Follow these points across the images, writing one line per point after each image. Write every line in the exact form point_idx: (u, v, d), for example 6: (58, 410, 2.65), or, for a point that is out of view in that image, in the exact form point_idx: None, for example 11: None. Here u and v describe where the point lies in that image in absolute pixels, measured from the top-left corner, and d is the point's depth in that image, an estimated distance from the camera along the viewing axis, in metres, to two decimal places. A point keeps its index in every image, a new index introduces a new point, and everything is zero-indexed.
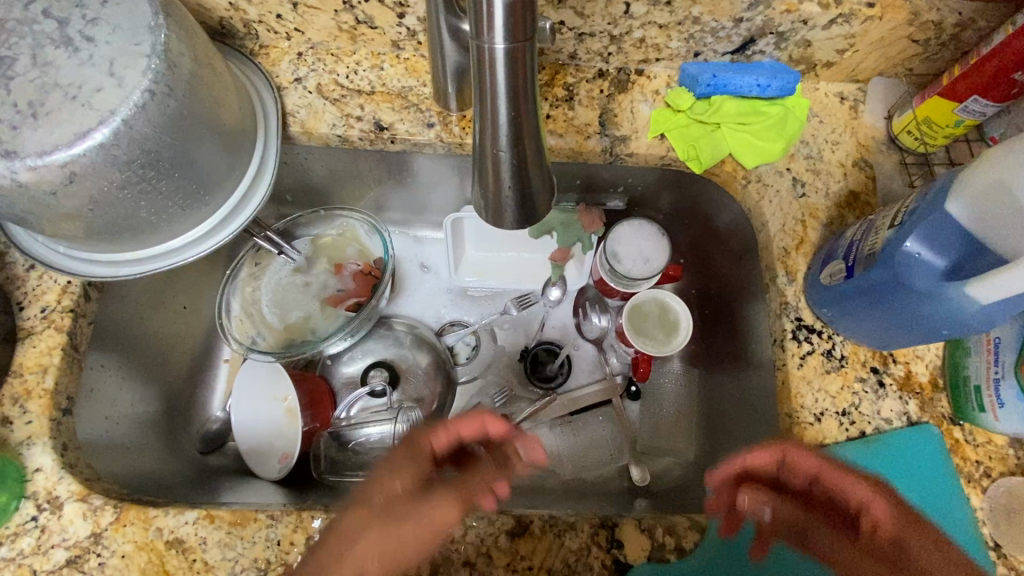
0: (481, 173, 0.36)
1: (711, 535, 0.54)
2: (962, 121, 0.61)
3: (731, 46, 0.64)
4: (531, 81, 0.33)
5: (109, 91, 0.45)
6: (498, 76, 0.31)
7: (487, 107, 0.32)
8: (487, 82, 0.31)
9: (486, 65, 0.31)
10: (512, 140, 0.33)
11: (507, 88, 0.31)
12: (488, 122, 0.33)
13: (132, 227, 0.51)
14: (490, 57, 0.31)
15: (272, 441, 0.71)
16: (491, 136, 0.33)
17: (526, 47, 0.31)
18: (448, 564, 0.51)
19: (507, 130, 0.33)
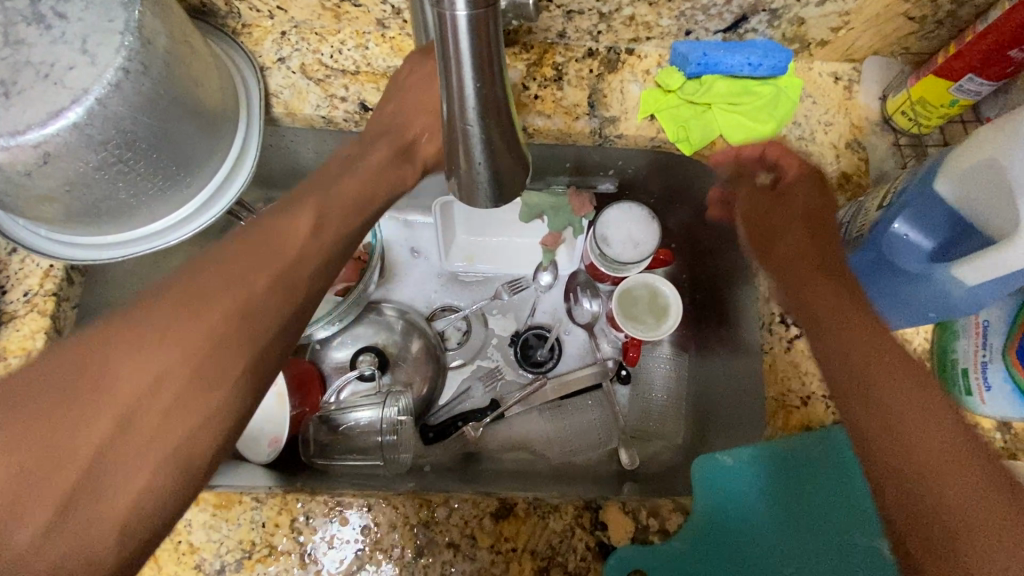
0: (451, 152, 0.33)
1: (694, 517, 0.54)
2: (957, 100, 0.60)
3: (723, 24, 0.62)
4: (499, 48, 0.29)
5: (81, 69, 0.44)
6: (461, 46, 0.28)
7: (452, 79, 0.30)
8: (450, 52, 0.28)
9: (447, 33, 0.28)
10: (481, 113, 0.31)
11: (472, 59, 0.28)
12: (453, 95, 0.30)
13: (111, 209, 0.51)
14: (451, 25, 0.27)
15: (261, 424, 0.70)
16: (458, 111, 0.30)
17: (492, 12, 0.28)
18: (433, 545, 0.52)
19: (475, 105, 0.30)
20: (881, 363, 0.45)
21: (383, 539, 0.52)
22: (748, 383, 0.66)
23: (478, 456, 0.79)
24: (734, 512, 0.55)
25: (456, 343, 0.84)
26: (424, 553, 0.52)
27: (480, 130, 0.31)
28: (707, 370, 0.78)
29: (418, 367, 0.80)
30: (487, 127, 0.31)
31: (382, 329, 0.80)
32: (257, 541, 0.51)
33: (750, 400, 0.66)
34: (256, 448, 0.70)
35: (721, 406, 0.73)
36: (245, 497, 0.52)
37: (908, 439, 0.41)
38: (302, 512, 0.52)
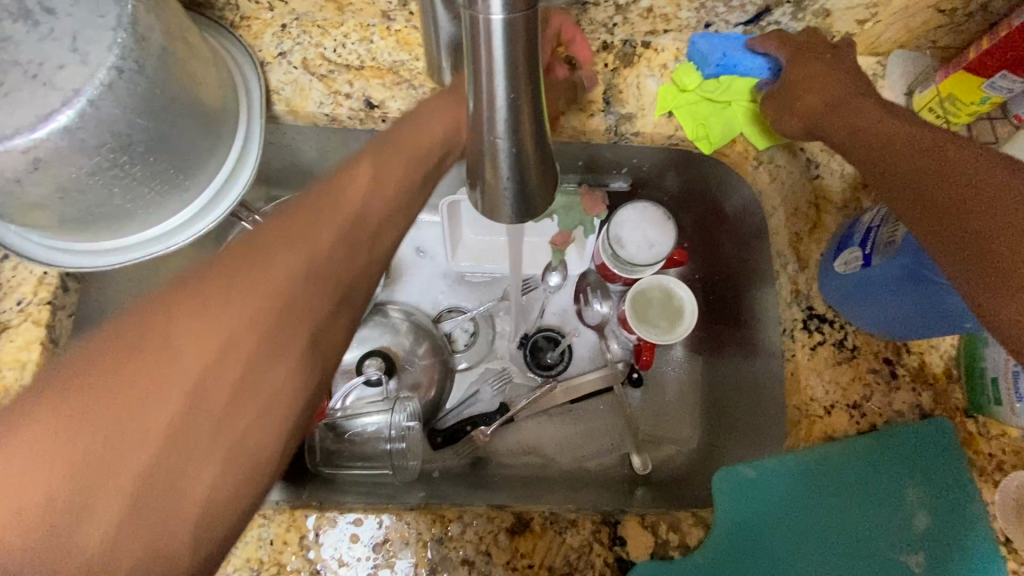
0: (473, 161, 0.31)
1: (716, 531, 0.52)
2: (988, 98, 0.58)
3: (745, 16, 0.60)
4: (538, 56, 0.27)
5: (72, 68, 0.41)
6: (495, 56, 0.26)
7: (482, 89, 0.27)
8: (481, 61, 0.26)
9: (481, 38, 0.25)
10: (512, 127, 0.28)
11: (505, 68, 0.26)
12: (482, 108, 0.28)
13: (106, 215, 0.48)
14: (485, 29, 0.25)
15: None
16: (488, 126, 0.28)
17: (532, 15, 0.25)
18: (447, 562, 0.50)
19: (506, 120, 0.28)
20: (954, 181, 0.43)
21: (396, 555, 0.50)
22: (766, 388, 0.65)
23: (487, 461, 0.77)
24: (755, 524, 0.54)
25: (463, 345, 0.82)
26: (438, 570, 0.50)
27: (511, 146, 0.29)
28: (721, 373, 0.76)
29: (426, 370, 0.78)
30: (516, 139, 0.29)
31: (388, 331, 0.79)
32: (265, 559, 0.50)
33: (769, 407, 0.64)
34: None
35: (736, 411, 0.71)
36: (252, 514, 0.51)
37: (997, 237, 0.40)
38: (311, 529, 0.50)
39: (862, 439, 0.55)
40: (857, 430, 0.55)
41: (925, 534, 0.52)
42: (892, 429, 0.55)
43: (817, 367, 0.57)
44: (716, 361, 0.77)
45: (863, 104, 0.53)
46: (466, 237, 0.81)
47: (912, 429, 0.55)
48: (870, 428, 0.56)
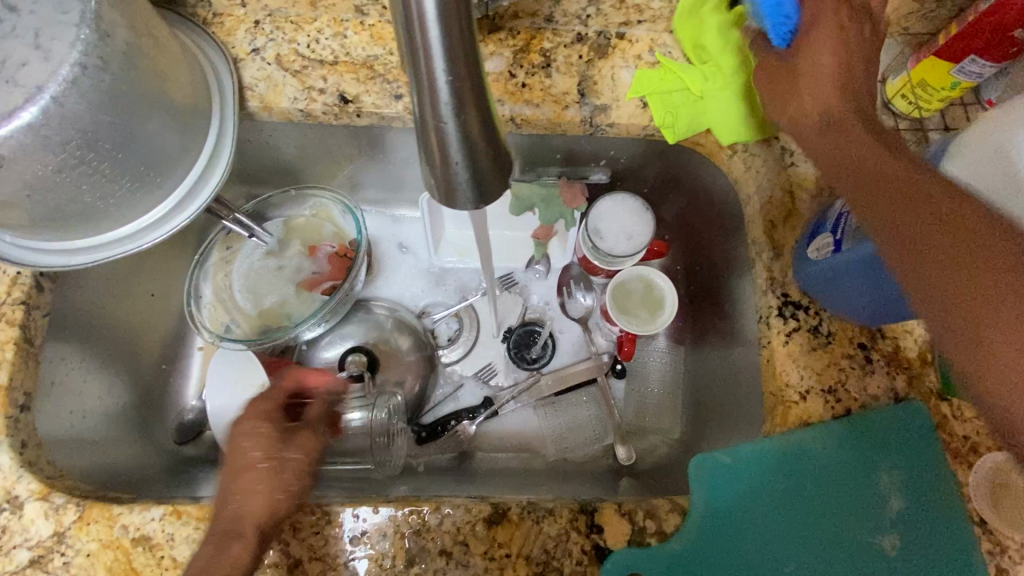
0: (426, 148, 0.32)
1: (694, 518, 0.53)
2: (958, 83, 0.58)
3: (717, 5, 0.60)
4: (471, 38, 0.30)
5: (35, 65, 0.42)
6: (429, 35, 0.29)
7: (423, 69, 0.30)
8: (418, 44, 0.29)
9: (415, 21, 0.28)
10: (456, 108, 0.30)
11: (444, 51, 0.29)
12: (426, 90, 0.30)
13: (76, 213, 0.48)
14: (419, 13, 0.28)
15: None
16: (431, 105, 0.30)
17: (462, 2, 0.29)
18: (425, 554, 0.50)
19: (448, 96, 0.30)
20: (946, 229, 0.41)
21: (373, 548, 0.50)
22: (747, 377, 0.65)
23: (472, 456, 0.77)
24: (735, 511, 0.54)
25: (447, 340, 0.81)
26: (416, 561, 0.50)
27: (457, 124, 0.31)
28: (703, 363, 0.76)
29: (410, 365, 0.79)
30: (464, 122, 0.30)
31: (373, 327, 0.79)
32: None
33: (749, 394, 0.64)
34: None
35: (718, 401, 0.72)
36: (230, 509, 0.51)
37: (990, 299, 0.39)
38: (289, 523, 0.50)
39: (840, 424, 0.55)
40: (833, 415, 0.56)
41: (897, 516, 0.53)
42: (867, 413, 0.55)
43: (793, 354, 0.57)
44: (699, 352, 0.77)
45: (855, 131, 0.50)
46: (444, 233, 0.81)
47: (888, 413, 0.55)
48: (845, 413, 0.56)
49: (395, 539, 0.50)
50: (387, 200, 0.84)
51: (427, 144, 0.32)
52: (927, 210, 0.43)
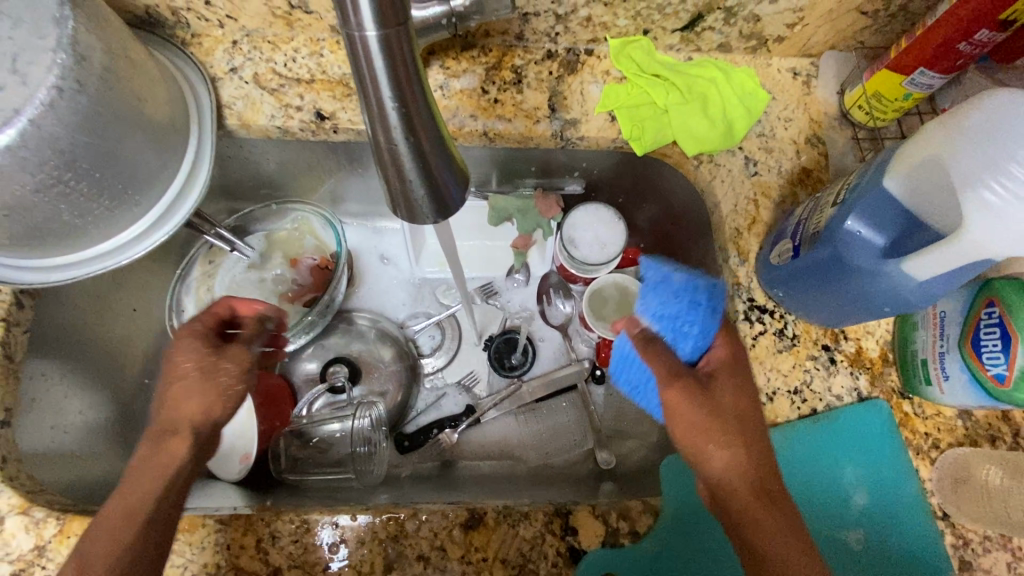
0: (385, 167, 0.34)
1: (666, 517, 0.54)
2: (910, 94, 0.61)
3: (680, 23, 0.63)
4: (416, 65, 0.30)
5: (12, 89, 0.43)
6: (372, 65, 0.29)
7: (372, 95, 0.31)
8: (363, 71, 0.30)
9: (359, 51, 0.29)
10: (407, 130, 0.32)
11: (389, 76, 0.30)
12: (378, 114, 0.31)
13: (55, 231, 0.49)
14: (362, 44, 0.29)
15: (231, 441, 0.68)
16: (384, 125, 0.31)
17: (401, 32, 0.30)
18: (402, 560, 0.51)
19: (399, 123, 0.31)
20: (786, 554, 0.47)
21: (351, 555, 0.51)
22: None
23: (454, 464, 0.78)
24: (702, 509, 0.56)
25: (429, 350, 0.83)
26: (394, 567, 0.51)
27: (410, 143, 0.32)
28: None
29: (392, 375, 0.80)
30: (414, 143, 0.32)
31: (356, 339, 0.81)
32: (223, 563, 0.50)
33: None
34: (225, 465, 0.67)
35: None
36: (208, 520, 0.51)
37: None
38: (267, 533, 0.51)
39: (803, 423, 0.57)
40: (798, 415, 0.58)
41: (863, 511, 0.55)
42: (831, 413, 0.58)
43: (759, 357, 0.59)
44: None
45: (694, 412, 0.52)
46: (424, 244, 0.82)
47: (849, 411, 0.57)
48: (810, 413, 0.58)
49: (373, 546, 0.51)
50: (368, 213, 0.86)
51: (385, 163, 0.33)
52: (763, 485, 0.51)
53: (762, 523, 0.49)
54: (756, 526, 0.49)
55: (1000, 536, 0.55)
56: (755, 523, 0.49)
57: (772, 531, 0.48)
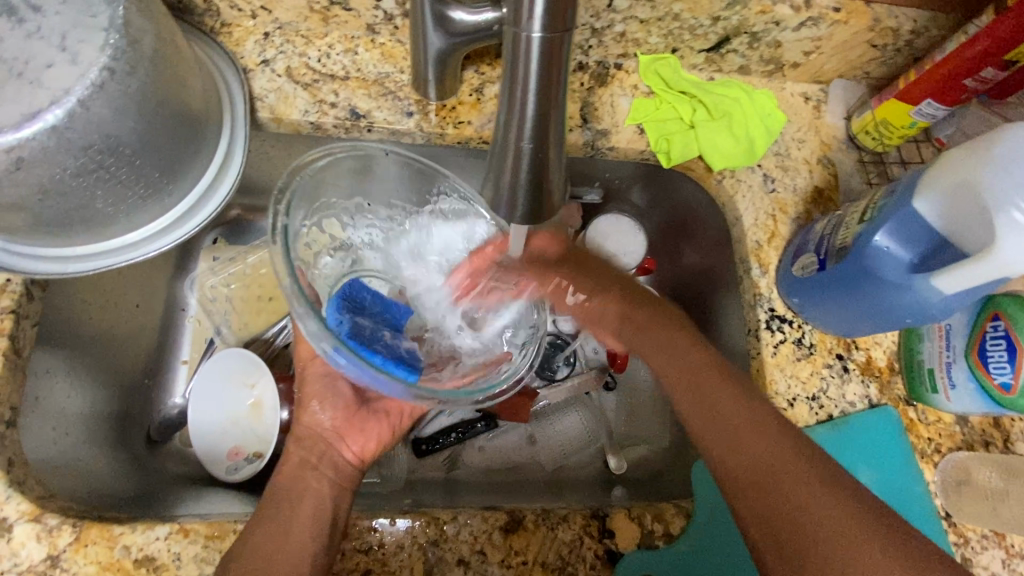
0: (501, 159, 0.36)
1: (698, 519, 0.56)
2: (916, 123, 0.65)
3: (707, 44, 0.66)
4: (565, 71, 0.32)
5: (61, 68, 0.40)
6: (530, 64, 0.31)
7: (518, 91, 0.33)
8: (522, 69, 0.32)
9: (519, 52, 0.32)
10: (536, 134, 0.34)
11: (541, 80, 0.32)
12: (514, 111, 0.34)
13: (86, 218, 0.47)
14: (525, 47, 0.31)
15: (225, 431, 0.69)
16: (519, 118, 0.33)
17: (563, 38, 0.31)
18: (442, 564, 0.51)
19: (534, 122, 0.34)
20: (788, 470, 0.47)
21: (391, 560, 0.51)
22: None
23: (458, 462, 0.76)
24: None
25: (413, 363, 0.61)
26: (434, 572, 0.51)
27: (534, 147, 0.35)
28: None
29: None
30: (542, 141, 0.34)
31: None
32: None
33: None
34: (216, 461, 0.68)
35: None
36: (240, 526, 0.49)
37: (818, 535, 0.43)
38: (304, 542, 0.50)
39: (822, 428, 0.60)
40: (817, 421, 0.61)
41: None
42: (847, 418, 0.61)
43: (780, 364, 0.62)
44: None
45: (714, 384, 0.54)
46: (380, 180, 0.61)
47: (863, 417, 0.61)
48: (827, 418, 0.61)
49: (413, 551, 0.51)
50: None
51: (505, 154, 0.36)
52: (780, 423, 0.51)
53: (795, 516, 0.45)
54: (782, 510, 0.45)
55: (996, 534, 0.59)
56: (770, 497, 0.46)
57: (795, 477, 0.46)
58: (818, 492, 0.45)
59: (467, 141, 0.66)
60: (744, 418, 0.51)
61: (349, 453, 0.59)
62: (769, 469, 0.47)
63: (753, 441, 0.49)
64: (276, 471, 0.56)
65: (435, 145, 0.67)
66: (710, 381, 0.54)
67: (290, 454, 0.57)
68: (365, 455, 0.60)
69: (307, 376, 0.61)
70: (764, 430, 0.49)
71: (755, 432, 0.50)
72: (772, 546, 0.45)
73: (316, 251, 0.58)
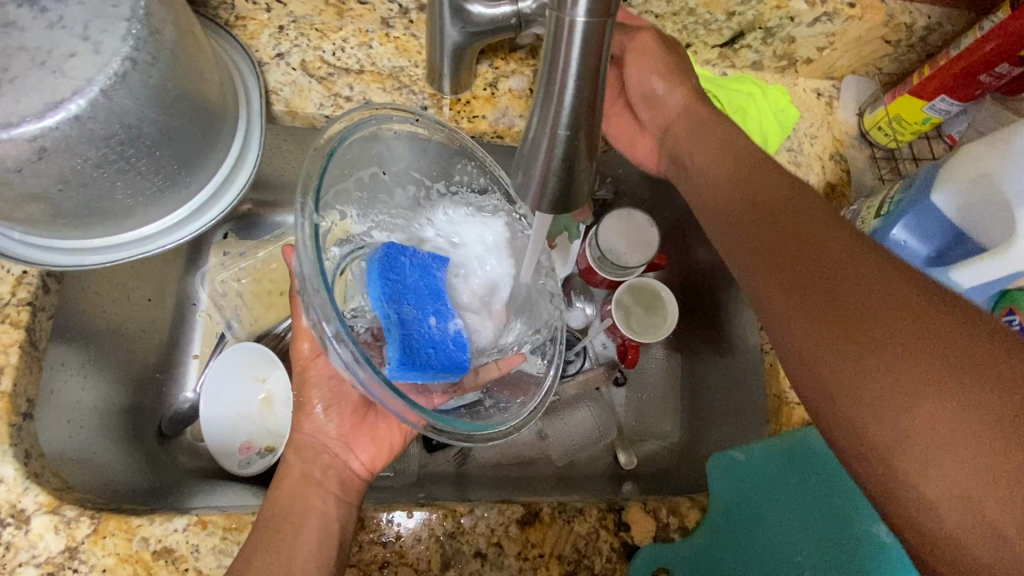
0: (530, 150, 0.36)
1: (713, 511, 0.57)
2: (928, 119, 0.66)
3: (721, 39, 0.66)
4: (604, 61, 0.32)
5: (84, 57, 0.40)
6: (572, 52, 0.31)
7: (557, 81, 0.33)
8: (561, 58, 0.32)
9: (561, 38, 0.31)
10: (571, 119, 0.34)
11: (578, 69, 0.32)
12: (551, 103, 0.33)
13: (104, 210, 0.47)
14: (569, 28, 0.31)
15: (237, 425, 0.69)
16: (552, 109, 0.33)
17: (605, 23, 0.31)
18: (459, 557, 0.51)
19: (570, 111, 0.33)
20: (870, 293, 0.36)
21: (408, 553, 0.51)
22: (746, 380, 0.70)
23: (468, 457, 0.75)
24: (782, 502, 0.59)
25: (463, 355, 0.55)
26: (451, 564, 0.51)
27: (569, 135, 0.34)
28: (698, 370, 0.80)
29: None
30: (574, 129, 0.34)
31: None
32: None
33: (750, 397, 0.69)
34: (228, 455, 0.68)
35: (716, 406, 0.76)
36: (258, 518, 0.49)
37: (908, 446, 0.32)
38: None
39: None
40: None
41: None
42: None
43: None
44: (696, 361, 0.80)
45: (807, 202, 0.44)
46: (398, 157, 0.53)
47: None
48: None
49: (430, 543, 0.51)
50: None
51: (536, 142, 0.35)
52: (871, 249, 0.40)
53: (891, 406, 0.33)
54: (905, 377, 0.33)
55: None
56: (894, 369, 0.33)
57: (890, 319, 0.35)
58: (945, 392, 0.31)
59: (481, 135, 0.66)
60: (804, 308, 0.39)
61: (356, 462, 0.55)
62: (890, 385, 0.33)
63: (852, 266, 0.38)
64: (276, 484, 0.52)
65: None
66: (801, 206, 0.44)
67: (290, 467, 0.52)
68: (375, 465, 0.56)
69: (310, 378, 0.55)
70: (846, 238, 0.39)
71: (852, 252, 0.39)
72: (863, 448, 0.34)
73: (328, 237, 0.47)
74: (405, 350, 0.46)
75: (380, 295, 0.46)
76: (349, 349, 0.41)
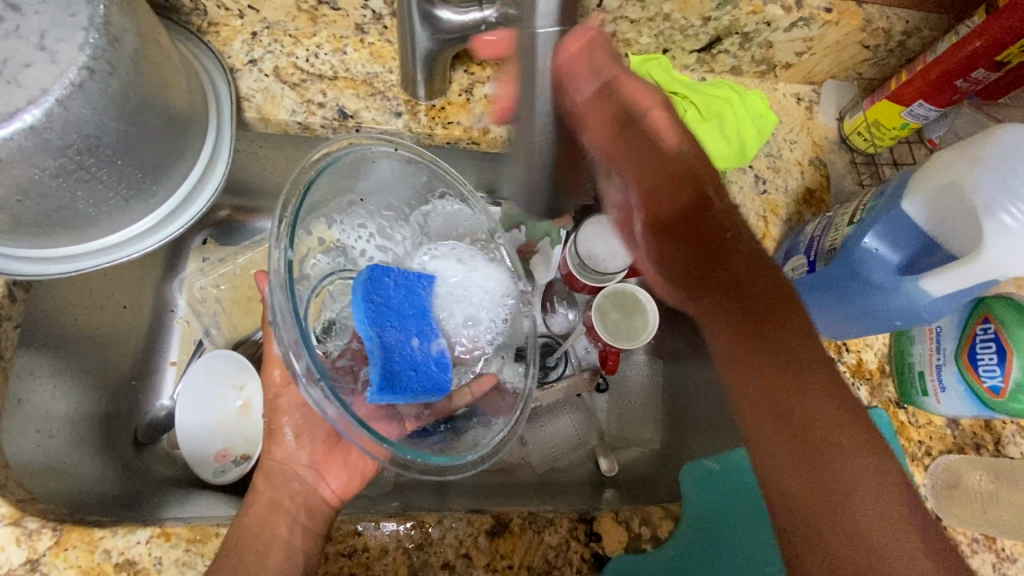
0: None
1: (687, 521, 0.56)
2: (907, 124, 0.65)
3: (699, 44, 0.66)
4: None
5: (40, 67, 0.40)
6: None
7: None
8: None
9: None
10: None
11: None
12: None
13: (67, 219, 0.46)
14: None
15: (214, 432, 0.69)
16: None
17: None
18: (427, 568, 0.51)
19: None
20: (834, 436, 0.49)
21: (375, 564, 0.50)
22: None
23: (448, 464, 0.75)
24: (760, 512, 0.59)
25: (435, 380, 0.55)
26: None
27: None
28: (680, 376, 0.80)
29: None
30: None
31: None
32: None
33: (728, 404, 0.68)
34: (204, 463, 0.67)
35: (697, 412, 0.75)
36: (223, 530, 0.49)
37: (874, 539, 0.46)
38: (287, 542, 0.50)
39: None
40: None
41: None
42: None
43: None
44: (678, 367, 0.80)
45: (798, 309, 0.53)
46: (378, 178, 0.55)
47: None
48: None
49: (397, 555, 0.50)
50: None
51: None
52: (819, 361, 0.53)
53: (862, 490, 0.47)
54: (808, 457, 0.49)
55: (986, 538, 0.59)
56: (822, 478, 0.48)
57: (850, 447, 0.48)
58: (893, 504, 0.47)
59: (456, 141, 0.65)
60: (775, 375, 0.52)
61: (328, 490, 0.55)
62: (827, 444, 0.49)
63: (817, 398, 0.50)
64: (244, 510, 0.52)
65: (426, 146, 0.67)
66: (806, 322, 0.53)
67: (259, 496, 0.53)
68: (347, 493, 0.56)
69: (281, 405, 0.56)
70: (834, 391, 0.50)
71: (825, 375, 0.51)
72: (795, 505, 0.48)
73: (307, 245, 0.49)
74: (384, 373, 0.47)
75: (364, 318, 0.46)
76: (320, 389, 0.44)
